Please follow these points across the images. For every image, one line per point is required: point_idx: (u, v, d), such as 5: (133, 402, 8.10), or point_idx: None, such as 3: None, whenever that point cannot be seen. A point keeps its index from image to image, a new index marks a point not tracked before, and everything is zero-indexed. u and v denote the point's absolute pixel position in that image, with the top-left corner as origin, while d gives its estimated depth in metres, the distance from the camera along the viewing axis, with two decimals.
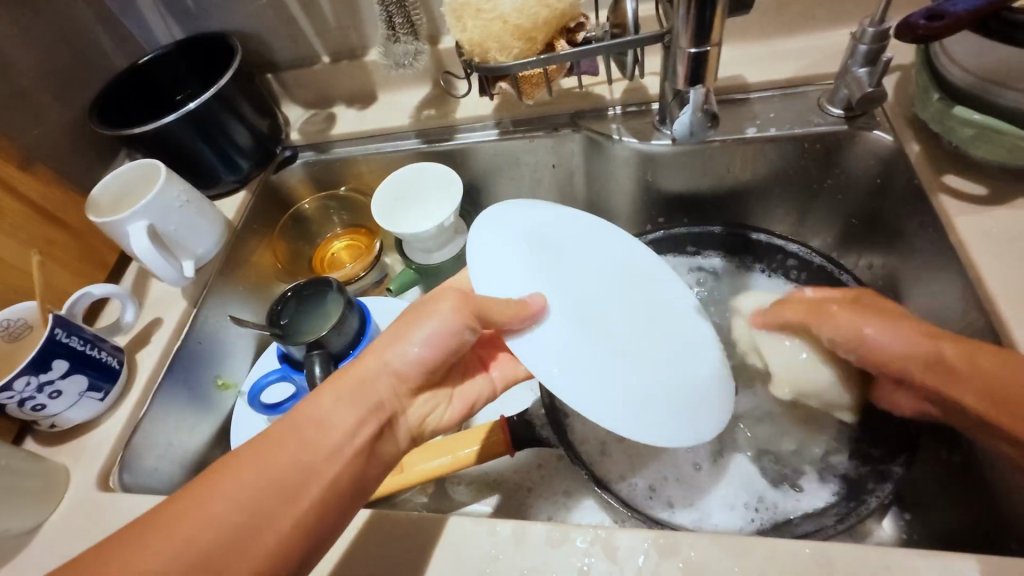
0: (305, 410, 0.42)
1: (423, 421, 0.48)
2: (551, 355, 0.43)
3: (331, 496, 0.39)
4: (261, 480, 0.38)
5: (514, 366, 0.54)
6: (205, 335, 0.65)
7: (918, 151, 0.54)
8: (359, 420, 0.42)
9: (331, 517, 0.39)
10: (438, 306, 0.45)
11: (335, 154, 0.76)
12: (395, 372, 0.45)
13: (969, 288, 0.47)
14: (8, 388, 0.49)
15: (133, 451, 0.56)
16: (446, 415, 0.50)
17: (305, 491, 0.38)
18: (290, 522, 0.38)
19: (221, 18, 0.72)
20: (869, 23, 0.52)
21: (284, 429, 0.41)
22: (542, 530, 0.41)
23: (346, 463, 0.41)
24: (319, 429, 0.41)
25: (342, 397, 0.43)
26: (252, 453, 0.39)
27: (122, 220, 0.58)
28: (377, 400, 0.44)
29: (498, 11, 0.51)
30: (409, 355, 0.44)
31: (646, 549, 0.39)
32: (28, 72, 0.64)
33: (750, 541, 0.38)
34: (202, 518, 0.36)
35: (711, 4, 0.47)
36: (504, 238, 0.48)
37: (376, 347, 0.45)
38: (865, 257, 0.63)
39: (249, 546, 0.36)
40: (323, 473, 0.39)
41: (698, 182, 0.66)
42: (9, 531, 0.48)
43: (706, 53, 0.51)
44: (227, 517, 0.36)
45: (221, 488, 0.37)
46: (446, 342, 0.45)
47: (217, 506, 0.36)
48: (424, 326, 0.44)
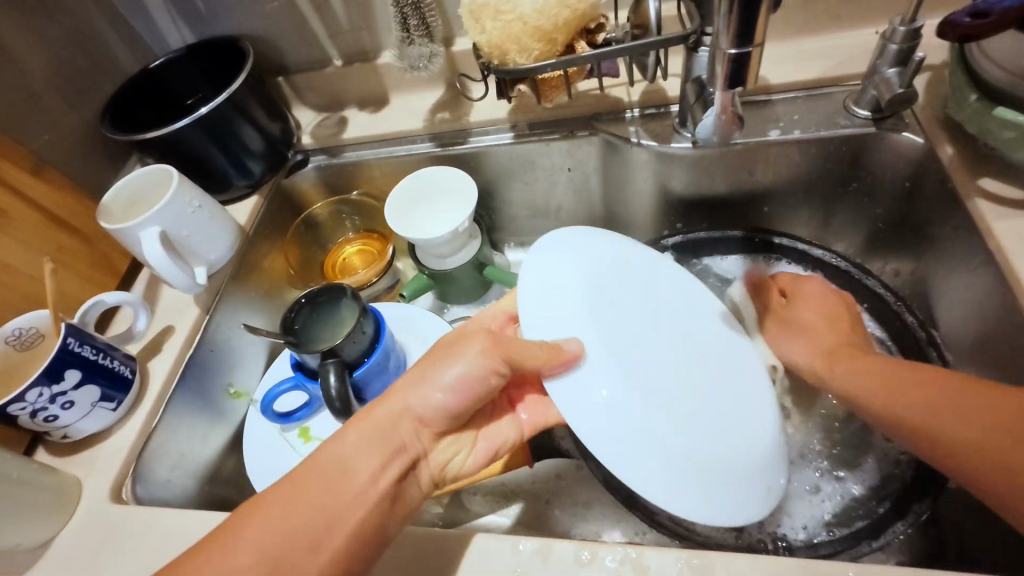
0: (323, 455, 0.41)
1: (444, 466, 0.48)
2: (590, 407, 0.42)
3: (357, 542, 0.39)
4: (283, 530, 0.37)
5: (545, 412, 0.53)
6: (217, 342, 0.64)
7: (951, 154, 0.53)
8: (378, 468, 0.41)
9: (355, 564, 0.38)
10: (467, 346, 0.45)
11: (347, 158, 0.75)
12: (416, 416, 0.44)
13: (1009, 296, 0.46)
14: (20, 399, 0.48)
15: (145, 462, 0.55)
16: (468, 461, 0.49)
17: (324, 544, 0.38)
18: (314, 571, 0.37)
19: (232, 21, 0.71)
20: (900, 22, 0.50)
21: (297, 478, 0.40)
22: (568, 548, 0.39)
23: (369, 509, 0.40)
24: (340, 477, 0.40)
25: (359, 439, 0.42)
26: (270, 503, 0.39)
27: (135, 227, 0.57)
28: (398, 446, 0.43)
29: (517, 12, 0.50)
30: (432, 398, 0.44)
31: (678, 569, 0.37)
32: (38, 76, 0.63)
33: (788, 562, 0.36)
34: (225, 570, 0.36)
35: (757, 2, 0.44)
36: (561, 274, 0.48)
37: (401, 388, 0.45)
38: (892, 261, 0.62)
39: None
40: (346, 519, 0.39)
41: (718, 185, 0.65)
42: (20, 545, 0.47)
43: (748, 54, 0.48)
44: (249, 570, 0.36)
45: (243, 541, 0.37)
46: (471, 386, 0.44)
47: (240, 559, 0.36)
48: (451, 369, 0.44)
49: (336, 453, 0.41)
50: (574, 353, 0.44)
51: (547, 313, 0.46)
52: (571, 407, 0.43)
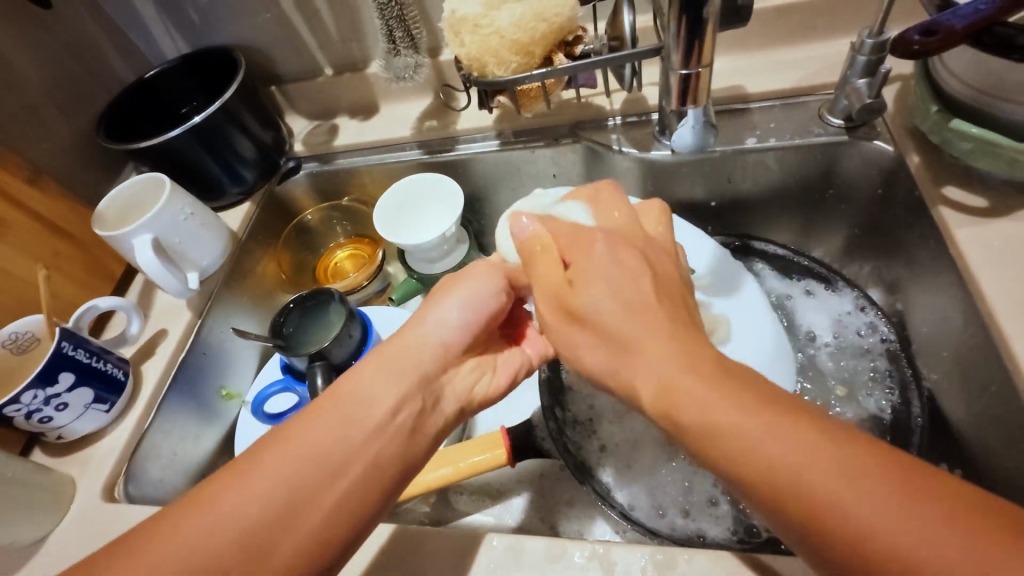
0: (342, 388, 0.41)
1: (471, 388, 0.48)
2: None
3: (376, 474, 0.39)
4: (302, 460, 0.37)
5: (546, 342, 0.54)
6: (210, 345, 0.66)
7: (918, 162, 0.54)
8: (401, 397, 0.42)
9: (371, 497, 0.39)
10: (472, 274, 0.48)
11: (337, 165, 0.77)
12: (441, 343, 0.45)
13: (971, 302, 0.47)
14: (15, 401, 0.50)
15: (138, 462, 0.57)
16: (493, 384, 0.49)
17: (346, 472, 0.38)
18: (334, 498, 0.37)
19: (225, 32, 0.73)
20: (867, 35, 0.52)
21: (317, 410, 0.40)
22: (538, 545, 0.41)
23: (388, 441, 0.40)
24: (362, 407, 0.40)
25: (379, 367, 0.43)
26: (286, 435, 0.38)
27: (128, 234, 0.59)
28: (422, 373, 0.44)
29: (494, 26, 0.52)
30: (446, 321, 0.46)
31: (643, 565, 0.39)
32: (36, 88, 0.65)
33: (748, 558, 0.38)
34: (243, 495, 0.35)
35: (700, 31, 0.47)
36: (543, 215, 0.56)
37: (415, 319, 0.46)
38: (866, 266, 0.63)
39: (297, 521, 0.36)
40: (366, 450, 0.39)
41: (701, 191, 0.66)
42: (16, 542, 0.49)
43: (694, 76, 0.51)
44: (268, 496, 0.35)
45: (260, 469, 0.36)
46: (483, 304, 0.47)
47: (258, 487, 0.36)
48: (459, 293, 0.47)
49: (360, 385, 0.41)
50: None
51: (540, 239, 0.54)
52: None
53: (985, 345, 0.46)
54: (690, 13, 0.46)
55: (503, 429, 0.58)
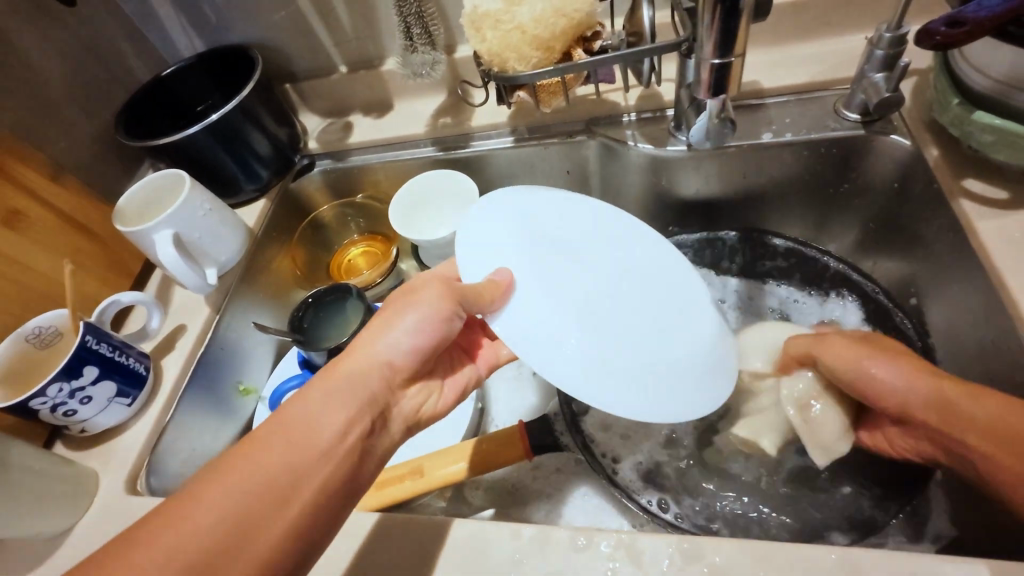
0: (289, 411, 0.41)
1: (418, 408, 0.48)
2: (538, 329, 0.45)
3: (325, 494, 0.38)
4: (249, 485, 0.36)
5: (495, 351, 0.57)
6: (227, 340, 0.66)
7: (937, 156, 0.54)
8: (347, 420, 0.41)
9: (320, 521, 0.38)
10: (422, 294, 0.47)
11: (353, 162, 0.77)
12: (389, 363, 0.45)
13: (994, 295, 0.47)
14: (41, 393, 0.50)
15: (159, 456, 0.57)
16: (439, 403, 0.50)
17: (294, 496, 0.37)
18: (280, 526, 0.36)
19: (240, 30, 0.74)
20: (886, 28, 0.52)
21: (264, 436, 0.39)
22: (565, 534, 0.41)
23: (337, 463, 0.39)
24: (309, 431, 0.39)
25: (324, 392, 0.42)
26: (236, 458, 0.38)
27: (148, 230, 0.59)
28: (369, 396, 0.43)
29: (516, 22, 0.52)
30: (400, 342, 0.46)
31: (670, 553, 0.39)
32: (55, 85, 0.66)
33: (774, 546, 0.38)
34: (187, 527, 0.34)
35: (736, 16, 0.47)
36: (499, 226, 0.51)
37: (362, 342, 0.45)
38: (881, 260, 0.64)
39: (245, 545, 0.35)
40: (316, 469, 0.38)
41: (715, 186, 0.67)
42: (42, 533, 0.49)
43: (730, 65, 0.51)
44: (212, 526, 0.35)
45: (207, 496, 0.36)
46: (433, 327, 0.46)
47: (205, 516, 0.35)
48: (410, 314, 0.46)
49: (305, 408, 0.41)
50: (511, 283, 0.47)
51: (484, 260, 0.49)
52: (516, 334, 0.45)
53: (1009, 336, 0.46)
54: (725, 1, 0.46)
55: (519, 424, 0.59)
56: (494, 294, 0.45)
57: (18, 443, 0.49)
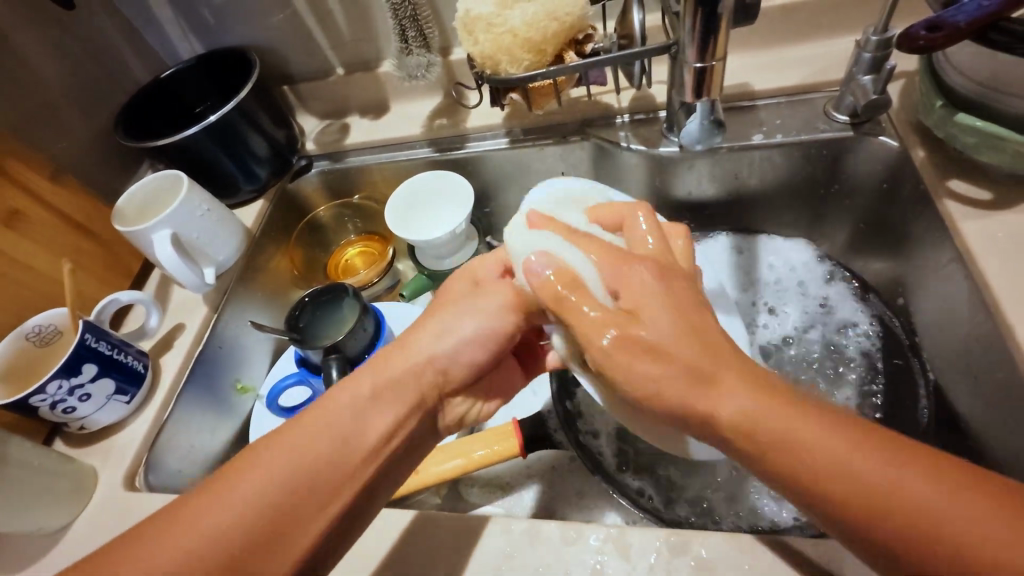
0: (337, 403, 0.42)
1: (463, 417, 0.50)
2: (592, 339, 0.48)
3: (369, 487, 0.41)
4: (293, 476, 0.38)
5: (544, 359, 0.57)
6: (225, 339, 0.67)
7: (923, 157, 0.55)
8: (397, 419, 0.43)
9: (358, 517, 0.40)
10: (486, 300, 0.47)
11: (350, 163, 0.78)
12: (441, 364, 0.46)
13: (978, 294, 0.48)
14: (41, 391, 0.51)
15: (157, 452, 0.58)
16: (483, 410, 0.52)
17: (339, 493, 0.39)
18: (324, 520, 0.38)
19: (239, 33, 0.75)
20: (873, 32, 0.53)
21: (311, 425, 0.40)
22: (555, 529, 0.42)
23: (381, 463, 0.41)
24: (357, 428, 0.41)
25: (374, 386, 0.43)
26: (284, 445, 0.39)
27: (148, 229, 0.60)
28: (418, 401, 0.44)
29: (507, 25, 0.53)
30: (457, 351, 0.46)
31: (658, 547, 0.40)
32: (55, 87, 0.67)
33: (759, 539, 0.39)
34: (232, 513, 0.36)
35: (715, 19, 0.48)
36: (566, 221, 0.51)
37: (414, 342, 0.46)
38: (871, 261, 0.64)
39: (293, 535, 0.37)
40: (363, 465, 0.40)
41: (706, 187, 0.67)
42: (42, 528, 0.50)
43: (710, 68, 0.52)
44: (259, 513, 0.36)
45: (254, 483, 0.37)
46: (491, 335, 0.46)
47: (248, 503, 0.36)
48: (471, 319, 0.46)
49: (355, 400, 0.42)
50: None
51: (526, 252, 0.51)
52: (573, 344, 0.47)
53: (993, 335, 0.47)
54: (705, 6, 0.47)
55: (513, 421, 0.59)
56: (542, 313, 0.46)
57: (18, 439, 0.49)
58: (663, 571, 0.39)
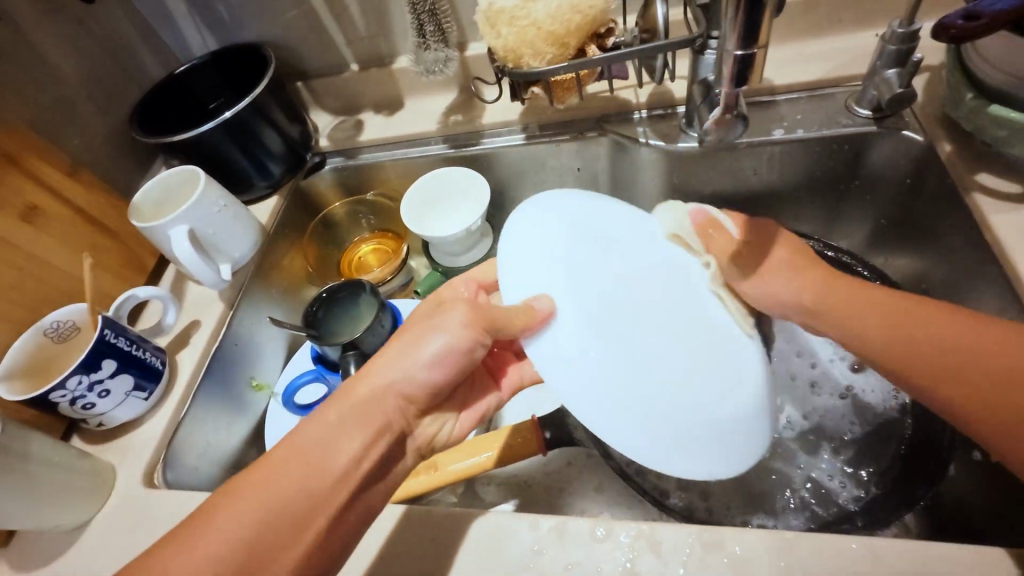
0: (304, 433, 0.41)
1: (433, 438, 0.49)
2: (567, 351, 0.40)
3: (343, 513, 0.40)
4: (261, 512, 0.37)
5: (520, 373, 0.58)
6: (241, 336, 0.67)
7: (949, 151, 0.55)
8: (364, 443, 0.41)
9: (332, 547, 0.39)
10: (447, 318, 0.45)
11: (363, 160, 0.78)
12: (405, 386, 0.44)
13: (1007, 289, 0.48)
14: (61, 386, 0.51)
15: (175, 450, 0.57)
16: (455, 429, 0.52)
17: (310, 525, 0.38)
18: (297, 552, 0.37)
19: (254, 29, 0.74)
20: (898, 25, 0.52)
21: (276, 459, 0.39)
22: (584, 525, 0.41)
23: (351, 490, 0.40)
24: (323, 456, 0.39)
25: (335, 414, 0.42)
26: (252, 482, 0.38)
27: (165, 225, 0.60)
28: (386, 421, 0.43)
29: (531, 18, 0.52)
30: (418, 373, 0.44)
31: (690, 544, 0.39)
32: (71, 82, 0.66)
33: (792, 537, 0.38)
34: (204, 553, 0.35)
35: (760, 7, 0.46)
36: (545, 229, 0.44)
37: (380, 362, 0.44)
38: (892, 258, 0.64)
39: (264, 570, 0.36)
40: (331, 494, 0.39)
41: (726, 183, 0.67)
42: (60, 525, 0.50)
43: (752, 56, 0.50)
44: (231, 551, 0.36)
45: (224, 522, 0.37)
46: (455, 357, 0.45)
47: (220, 541, 0.36)
48: (433, 338, 0.44)
49: (316, 428, 0.41)
50: (549, 313, 0.41)
51: (524, 277, 0.42)
52: (547, 363, 0.40)
53: None
54: None
55: (533, 418, 0.59)
56: (524, 322, 0.40)
57: (38, 435, 0.49)
58: (696, 568, 0.38)
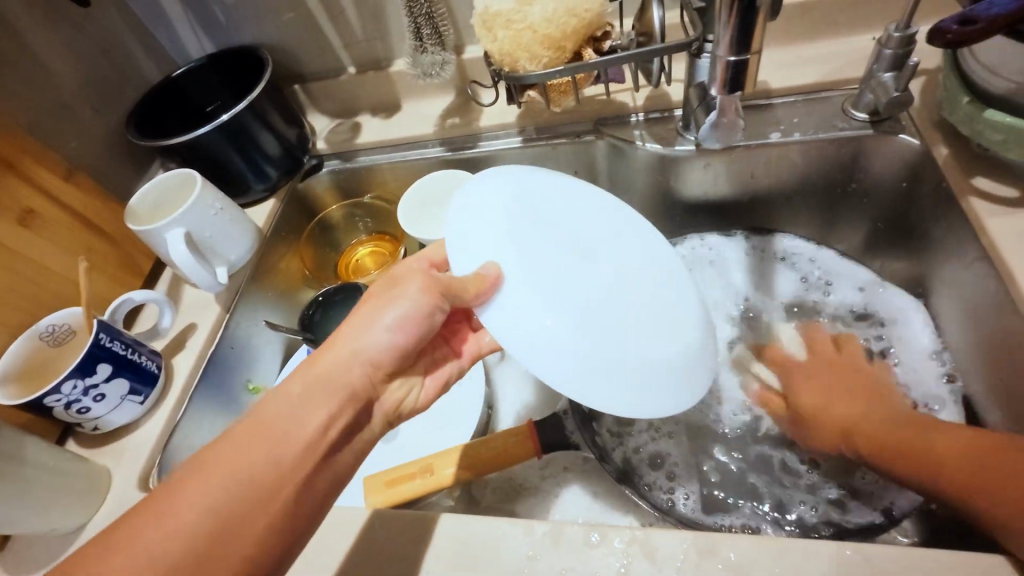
0: (267, 410, 0.40)
1: (399, 403, 0.48)
2: (523, 311, 0.41)
3: (310, 488, 0.39)
4: (227, 486, 0.37)
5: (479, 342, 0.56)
6: (238, 339, 0.67)
7: (946, 154, 0.55)
8: (330, 415, 0.41)
9: (300, 518, 0.39)
10: (404, 289, 0.45)
11: (361, 163, 0.78)
12: (369, 358, 0.44)
13: (1003, 293, 0.47)
14: (56, 390, 0.51)
15: (170, 453, 0.57)
16: (421, 396, 0.50)
17: (277, 495, 0.38)
18: (263, 523, 0.37)
19: (251, 31, 0.74)
20: (894, 28, 0.52)
21: (242, 433, 0.39)
22: (578, 531, 0.41)
23: (319, 458, 0.40)
24: (289, 426, 0.40)
25: (298, 389, 0.42)
26: (213, 462, 0.37)
27: (160, 229, 0.59)
28: (351, 390, 0.43)
29: (527, 21, 0.52)
30: (378, 339, 0.44)
31: (685, 550, 0.39)
32: (68, 84, 0.66)
33: (786, 542, 0.38)
34: (168, 527, 0.35)
35: (754, 12, 0.46)
36: (492, 205, 0.46)
37: (341, 337, 0.44)
38: (889, 261, 0.64)
39: (229, 546, 0.36)
40: (298, 468, 0.39)
41: (722, 186, 0.67)
42: (55, 530, 0.50)
43: (746, 61, 0.50)
44: (196, 525, 0.35)
45: (183, 506, 0.36)
46: (415, 324, 0.45)
47: (185, 516, 0.35)
48: (391, 310, 0.45)
49: (280, 404, 0.41)
50: (500, 275, 0.42)
51: (472, 250, 0.43)
52: (505, 328, 0.41)
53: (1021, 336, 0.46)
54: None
55: (529, 421, 0.59)
56: (478, 287, 0.41)
57: (33, 439, 0.49)
58: (690, 573, 0.38)
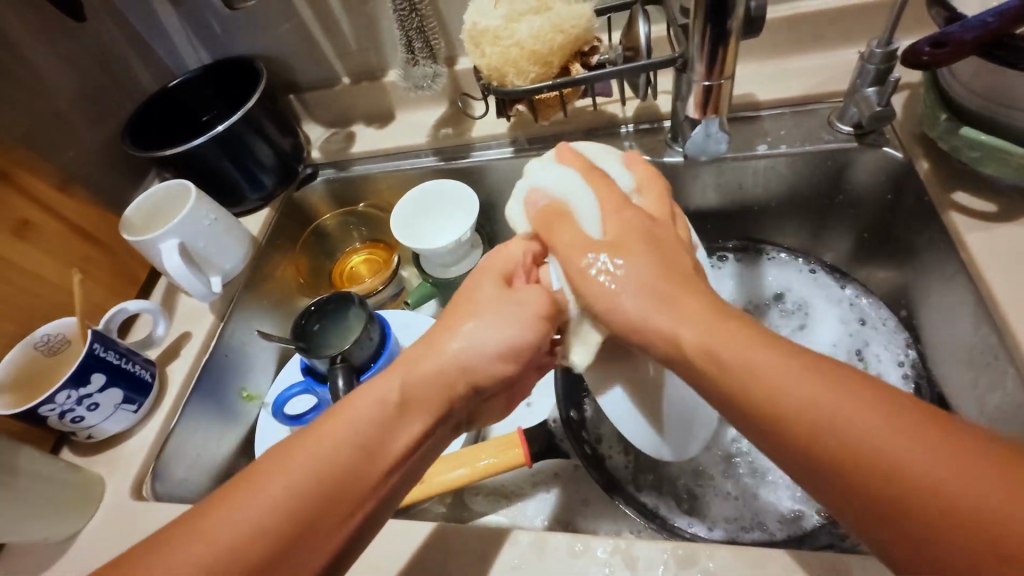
0: (359, 413, 0.39)
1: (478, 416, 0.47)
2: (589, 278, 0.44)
3: (383, 500, 0.40)
4: (311, 492, 0.36)
5: None
6: (231, 347, 0.67)
7: (927, 168, 0.55)
8: (419, 431, 0.41)
9: (370, 525, 0.40)
10: (518, 305, 0.43)
11: (355, 172, 0.78)
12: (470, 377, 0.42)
13: (982, 308, 0.48)
14: (50, 400, 0.51)
15: (163, 462, 0.58)
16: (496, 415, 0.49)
17: (360, 507, 0.38)
18: (341, 531, 0.37)
19: (247, 43, 0.75)
20: (876, 45, 0.53)
21: (331, 434, 0.38)
22: (563, 541, 0.42)
23: (400, 472, 0.40)
24: (381, 439, 0.39)
25: (383, 405, 0.40)
26: (296, 464, 0.37)
27: (155, 239, 0.60)
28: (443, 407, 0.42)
29: (514, 38, 0.53)
30: (482, 359, 0.42)
31: (665, 560, 0.40)
32: (65, 96, 0.67)
33: (765, 553, 0.39)
34: (249, 526, 0.35)
35: (723, 41, 0.49)
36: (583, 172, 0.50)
37: (434, 344, 0.42)
38: (875, 271, 0.65)
39: (306, 550, 0.36)
40: (375, 485, 0.39)
41: (712, 197, 0.68)
42: (48, 538, 0.50)
43: (716, 86, 0.53)
44: (279, 527, 0.35)
45: (244, 511, 0.35)
46: (519, 351, 0.42)
47: (266, 516, 0.35)
48: (500, 330, 0.42)
49: (361, 418, 0.39)
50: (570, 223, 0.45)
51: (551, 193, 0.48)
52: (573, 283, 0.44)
53: (997, 349, 0.47)
54: (714, 25, 0.48)
55: (519, 429, 0.60)
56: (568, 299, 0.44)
57: (26, 449, 0.50)
58: None
